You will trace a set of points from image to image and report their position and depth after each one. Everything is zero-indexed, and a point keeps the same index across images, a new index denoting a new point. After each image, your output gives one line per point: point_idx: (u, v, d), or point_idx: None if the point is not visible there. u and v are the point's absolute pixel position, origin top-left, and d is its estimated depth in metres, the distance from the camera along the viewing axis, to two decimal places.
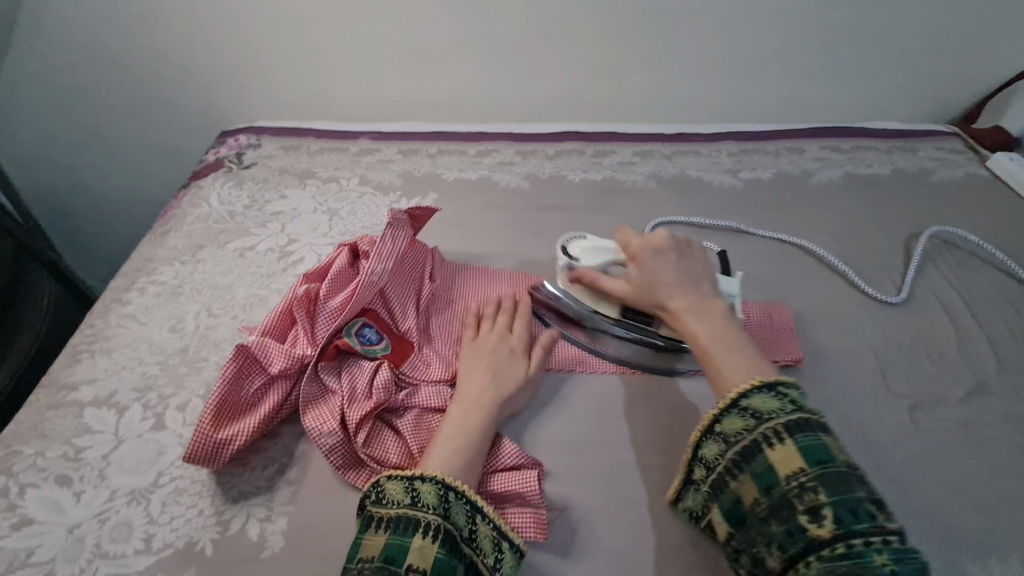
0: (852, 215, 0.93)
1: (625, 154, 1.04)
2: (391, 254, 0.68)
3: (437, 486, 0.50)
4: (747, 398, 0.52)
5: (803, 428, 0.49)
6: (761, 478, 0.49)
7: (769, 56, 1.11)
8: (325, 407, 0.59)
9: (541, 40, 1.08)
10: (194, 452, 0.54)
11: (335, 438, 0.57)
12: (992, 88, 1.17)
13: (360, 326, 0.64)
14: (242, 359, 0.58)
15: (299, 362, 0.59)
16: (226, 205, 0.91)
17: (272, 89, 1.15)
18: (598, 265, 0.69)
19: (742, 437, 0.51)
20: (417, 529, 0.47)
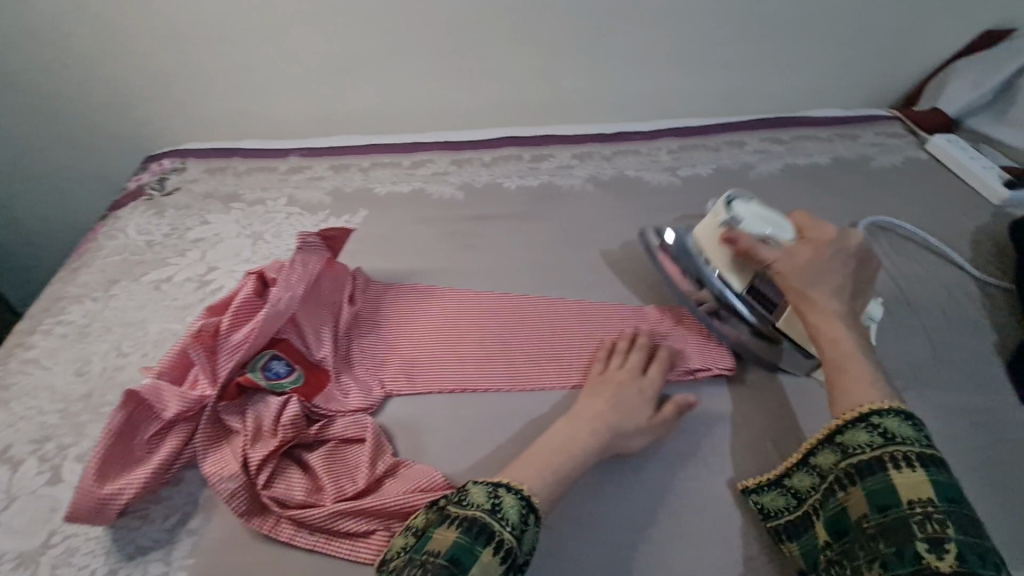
0: (792, 206, 0.91)
1: (564, 157, 1.01)
2: (300, 280, 0.65)
3: (520, 504, 0.49)
4: (880, 416, 0.53)
5: (937, 464, 0.49)
6: (878, 495, 0.49)
7: (706, 49, 1.09)
8: (228, 449, 0.56)
9: (471, 45, 1.05)
10: (76, 509, 0.50)
11: (235, 482, 0.53)
12: (930, 70, 1.16)
13: (267, 359, 0.61)
14: (134, 407, 0.55)
15: (197, 404, 0.56)
16: (145, 234, 0.87)
17: (200, 110, 1.12)
18: (757, 234, 0.66)
19: (865, 452, 0.51)
20: (488, 541, 0.45)
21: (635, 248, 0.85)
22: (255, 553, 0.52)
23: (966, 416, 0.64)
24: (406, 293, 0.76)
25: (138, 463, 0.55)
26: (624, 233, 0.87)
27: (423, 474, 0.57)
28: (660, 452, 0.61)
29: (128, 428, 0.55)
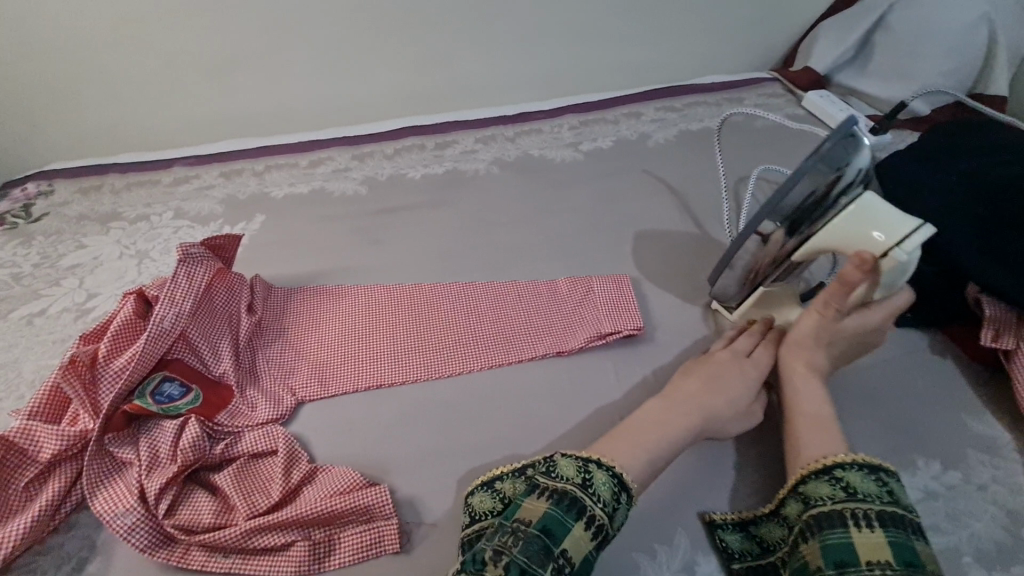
0: (687, 169, 0.95)
1: (467, 143, 1.01)
2: (188, 294, 0.61)
3: (611, 481, 0.48)
4: (843, 470, 0.49)
5: (896, 526, 0.44)
6: (837, 551, 0.44)
7: (595, 26, 1.11)
8: (122, 483, 0.51)
9: (359, 36, 1.01)
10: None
11: (133, 516, 0.50)
12: (801, 32, 1.24)
13: (159, 382, 0.57)
14: (4, 452, 0.50)
15: (78, 440, 0.52)
16: (10, 267, 0.79)
17: (64, 127, 1.02)
18: (885, 277, 0.55)
19: (826, 505, 0.47)
20: (581, 518, 0.45)
21: (542, 224, 0.86)
22: None
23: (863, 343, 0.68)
24: (313, 297, 0.73)
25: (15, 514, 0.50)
26: (531, 211, 0.88)
27: (342, 475, 0.55)
28: (578, 418, 0.62)
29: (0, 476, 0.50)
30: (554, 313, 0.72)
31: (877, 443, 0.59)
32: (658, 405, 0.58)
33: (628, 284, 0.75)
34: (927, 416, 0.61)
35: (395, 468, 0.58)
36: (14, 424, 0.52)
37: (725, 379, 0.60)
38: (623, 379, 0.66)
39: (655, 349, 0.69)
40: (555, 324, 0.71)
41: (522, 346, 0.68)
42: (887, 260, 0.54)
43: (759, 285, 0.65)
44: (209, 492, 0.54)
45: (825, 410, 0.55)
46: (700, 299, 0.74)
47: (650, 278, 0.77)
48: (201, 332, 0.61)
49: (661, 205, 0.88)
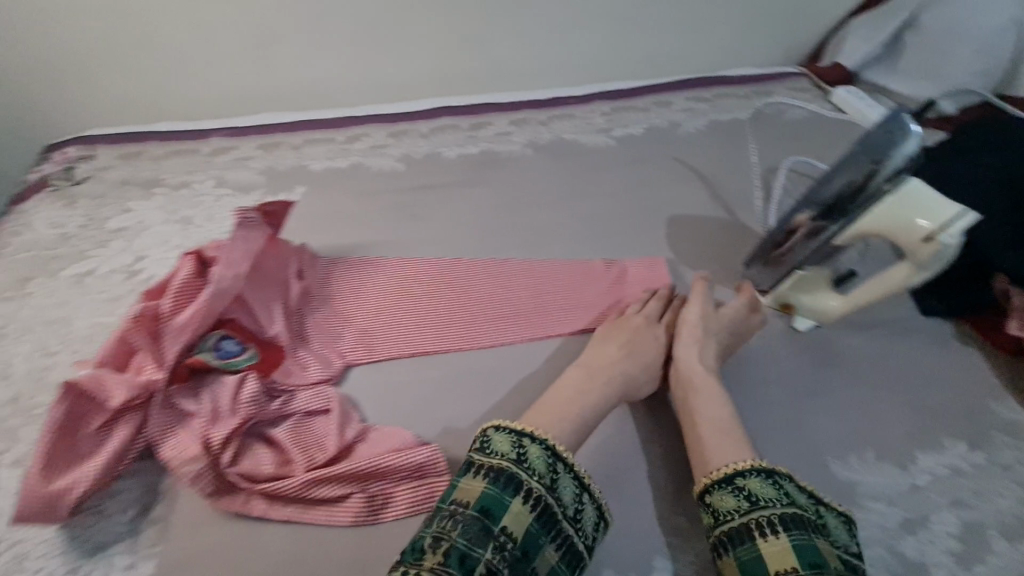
0: (718, 158, 0.97)
1: (501, 124, 1.02)
2: (245, 256, 0.62)
3: (545, 453, 0.50)
4: (742, 478, 0.50)
5: (800, 525, 0.46)
6: (750, 566, 0.45)
7: (629, 14, 1.12)
8: (187, 432, 0.54)
9: (397, 15, 1.02)
10: (23, 511, 0.48)
11: (199, 464, 0.52)
12: (829, 29, 1.26)
13: (218, 339, 0.60)
14: (74, 399, 0.51)
15: (145, 390, 0.53)
16: (56, 228, 0.80)
17: (102, 94, 1.03)
18: (922, 262, 0.57)
19: (732, 518, 0.48)
20: (518, 493, 0.47)
21: (577, 206, 0.87)
22: (224, 533, 0.52)
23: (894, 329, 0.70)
24: (356, 266, 0.75)
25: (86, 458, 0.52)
26: (566, 193, 0.90)
27: (394, 434, 0.57)
28: None
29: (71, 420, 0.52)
30: (592, 292, 0.75)
31: (905, 423, 0.61)
32: (578, 373, 0.61)
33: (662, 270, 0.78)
34: (954, 401, 0.63)
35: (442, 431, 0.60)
36: (82, 371, 0.53)
37: (640, 346, 0.64)
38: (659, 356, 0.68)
39: None
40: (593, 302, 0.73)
41: (561, 322, 0.71)
42: (929, 246, 0.55)
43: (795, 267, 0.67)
44: (268, 445, 0.56)
45: (726, 418, 0.56)
46: (732, 283, 0.76)
47: (685, 263, 0.79)
48: (255, 294, 0.63)
49: (693, 192, 0.90)
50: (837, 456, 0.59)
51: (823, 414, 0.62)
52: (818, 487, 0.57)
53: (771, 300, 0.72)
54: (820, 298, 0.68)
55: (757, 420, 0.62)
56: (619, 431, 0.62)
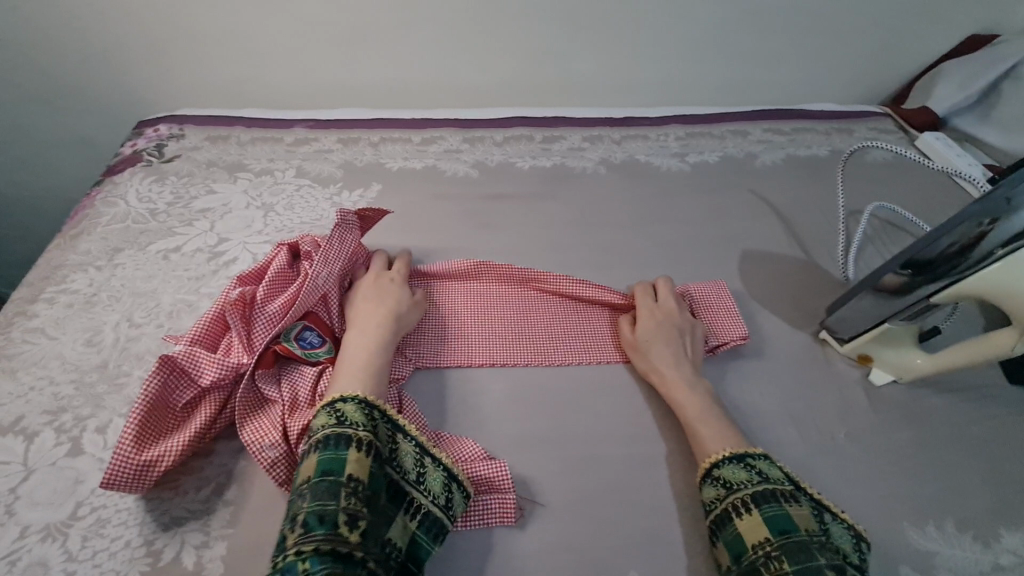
0: (794, 194, 0.94)
1: (575, 140, 1.02)
2: (339, 256, 0.65)
3: (360, 405, 0.52)
4: (718, 467, 0.55)
5: (770, 499, 0.51)
6: (733, 546, 0.50)
7: (713, 38, 1.11)
8: (268, 419, 0.55)
9: (483, 23, 1.03)
10: (113, 477, 0.50)
11: (277, 451, 0.53)
12: (919, 70, 1.21)
13: (300, 331, 0.61)
14: (169, 372, 0.55)
15: (233, 372, 0.56)
16: (146, 203, 0.83)
17: (195, 74, 1.06)
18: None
19: (714, 505, 0.53)
20: (351, 443, 0.49)
21: (647, 230, 0.86)
22: None
23: (984, 394, 0.67)
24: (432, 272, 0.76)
25: (172, 432, 0.54)
26: (637, 216, 0.89)
27: (460, 445, 0.59)
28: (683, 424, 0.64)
29: (163, 393, 0.55)
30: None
31: (988, 497, 0.59)
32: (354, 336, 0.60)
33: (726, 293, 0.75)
34: None
35: (506, 446, 0.61)
36: (178, 347, 0.57)
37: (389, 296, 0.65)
38: (728, 394, 0.66)
39: (762, 369, 0.69)
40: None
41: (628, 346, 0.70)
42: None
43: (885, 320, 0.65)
44: None
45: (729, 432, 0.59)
46: (809, 326, 0.74)
47: (761, 299, 0.77)
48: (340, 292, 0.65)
49: (767, 227, 0.88)
50: (915, 522, 0.57)
51: (900, 475, 0.60)
52: (894, 553, 0.54)
53: (846, 350, 0.70)
54: (905, 353, 0.66)
55: (830, 474, 0.60)
56: (631, 460, 0.60)
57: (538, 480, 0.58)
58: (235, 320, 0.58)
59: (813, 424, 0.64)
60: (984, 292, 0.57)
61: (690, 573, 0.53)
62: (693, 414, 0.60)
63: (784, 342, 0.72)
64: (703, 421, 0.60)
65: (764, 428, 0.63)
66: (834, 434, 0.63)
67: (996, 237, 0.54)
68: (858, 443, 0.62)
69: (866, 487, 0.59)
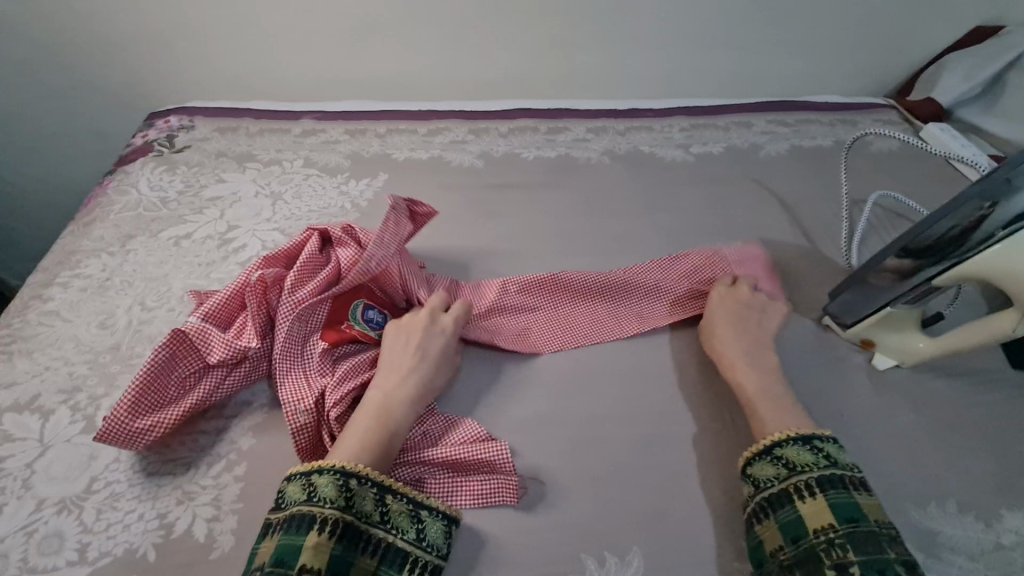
0: (798, 184, 0.95)
1: (579, 131, 1.03)
2: (391, 243, 0.65)
3: (335, 477, 0.49)
4: (781, 447, 0.54)
5: (837, 485, 0.51)
6: (789, 527, 0.50)
7: (717, 30, 1.11)
8: (303, 385, 0.58)
9: (489, 16, 1.04)
10: (105, 434, 0.53)
11: (306, 417, 0.56)
12: (924, 63, 1.22)
13: (362, 308, 0.64)
14: (178, 344, 0.57)
15: (241, 353, 0.58)
16: (157, 191, 0.84)
17: (204, 67, 1.08)
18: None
19: (772, 485, 0.53)
20: (314, 526, 0.46)
21: (651, 219, 0.87)
22: None
23: (988, 378, 0.67)
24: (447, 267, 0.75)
25: (171, 399, 0.57)
26: (641, 205, 0.90)
27: (463, 428, 0.60)
28: (686, 407, 0.64)
29: (169, 364, 0.57)
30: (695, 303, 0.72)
31: (991, 479, 0.59)
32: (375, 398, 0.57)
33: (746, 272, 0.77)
34: None
35: (510, 428, 0.61)
36: (190, 319, 0.59)
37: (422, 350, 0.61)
38: None
39: None
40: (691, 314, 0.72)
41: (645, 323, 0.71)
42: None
43: (884, 305, 0.65)
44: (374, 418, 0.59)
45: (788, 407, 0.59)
46: (812, 312, 0.74)
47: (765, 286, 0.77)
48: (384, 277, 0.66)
49: (771, 216, 0.89)
50: (917, 502, 0.57)
51: (903, 458, 0.60)
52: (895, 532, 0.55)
53: (848, 335, 0.70)
54: (906, 338, 0.66)
55: None
56: (634, 441, 0.61)
57: (542, 460, 0.59)
58: (252, 299, 0.60)
59: (816, 408, 0.64)
60: (985, 274, 0.58)
61: (692, 551, 0.54)
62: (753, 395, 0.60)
63: (787, 326, 0.72)
64: (762, 400, 0.60)
65: None
66: (835, 417, 0.63)
67: (999, 217, 0.56)
68: (861, 427, 0.63)
69: (869, 469, 0.59)
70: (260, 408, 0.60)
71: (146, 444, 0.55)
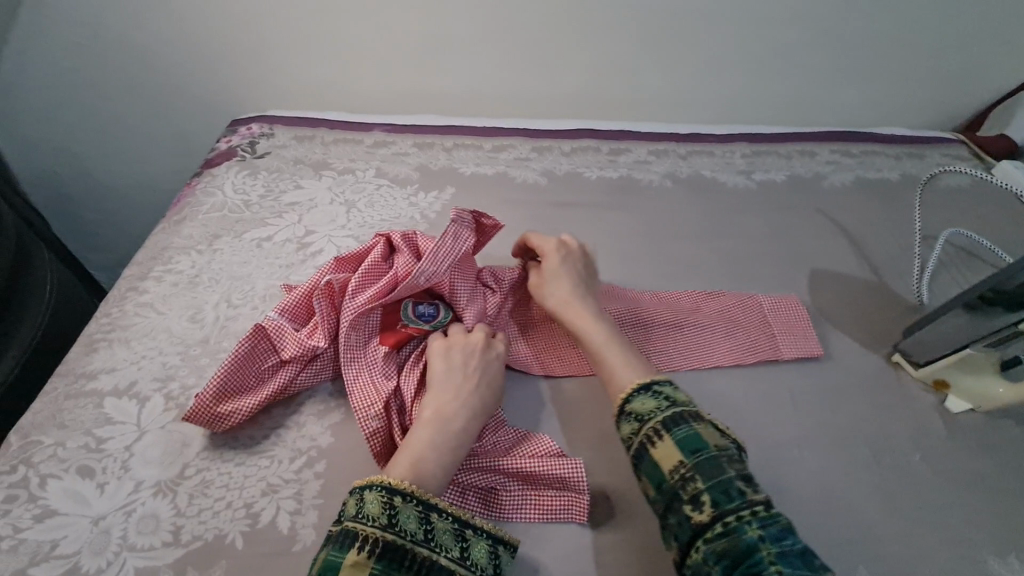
0: (864, 217, 0.94)
1: (641, 153, 1.04)
2: (448, 255, 0.65)
3: (382, 494, 0.49)
4: (630, 401, 0.55)
5: (678, 421, 0.52)
6: (651, 476, 0.50)
7: (783, 58, 1.11)
8: (371, 388, 0.60)
9: (556, 38, 1.07)
10: (193, 414, 0.57)
11: (379, 422, 0.58)
12: (995, 98, 1.19)
13: (413, 306, 0.67)
14: (257, 339, 0.60)
15: (312, 352, 0.61)
16: (240, 194, 0.89)
17: (284, 78, 1.14)
18: None
19: (630, 438, 0.53)
20: (353, 543, 0.45)
21: (713, 245, 0.88)
22: None
23: None
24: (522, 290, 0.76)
25: (249, 388, 0.60)
26: (703, 231, 0.90)
27: (531, 441, 0.61)
28: (753, 436, 0.64)
29: (249, 357, 0.60)
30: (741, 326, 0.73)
31: None
32: (431, 418, 0.57)
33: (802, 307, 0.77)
34: None
35: (575, 444, 0.63)
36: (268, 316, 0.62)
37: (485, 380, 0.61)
38: (798, 409, 0.66)
39: (833, 386, 0.69)
40: (742, 337, 0.72)
41: (709, 354, 0.70)
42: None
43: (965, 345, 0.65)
44: None
45: None
46: (880, 348, 0.73)
47: (830, 318, 0.77)
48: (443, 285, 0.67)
49: (836, 247, 0.88)
50: (994, 551, 0.56)
51: (980, 503, 0.59)
52: None
53: (920, 375, 0.68)
54: (985, 381, 0.65)
55: (904, 496, 0.59)
56: None
57: (609, 478, 0.60)
58: (321, 305, 0.62)
59: (887, 448, 0.63)
60: None
61: None
62: (601, 343, 0.62)
63: (855, 362, 0.71)
64: (610, 349, 0.62)
65: (835, 446, 0.63)
66: (907, 457, 0.62)
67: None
68: (935, 469, 0.61)
69: (943, 514, 0.58)
70: (338, 407, 0.62)
71: (229, 426, 0.58)
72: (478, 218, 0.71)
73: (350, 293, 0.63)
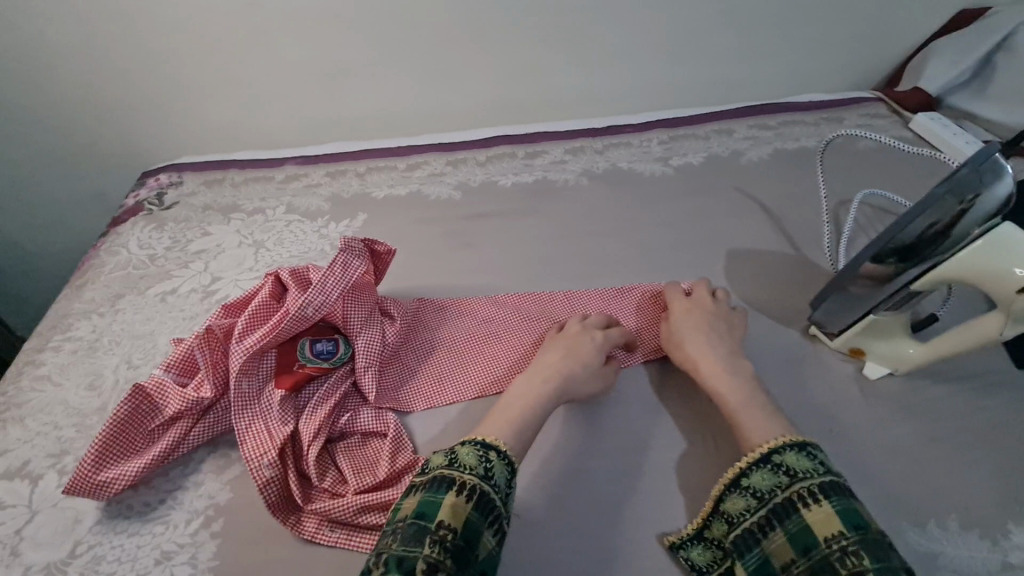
0: (782, 189, 0.93)
1: (556, 153, 1.03)
2: (337, 284, 0.62)
3: (476, 449, 0.52)
4: (780, 454, 0.52)
5: (840, 491, 0.48)
6: (800, 537, 0.47)
7: (690, 41, 1.11)
8: (265, 434, 0.58)
9: (459, 50, 1.06)
10: (74, 486, 0.55)
11: (272, 469, 0.55)
12: (909, 52, 1.19)
13: (310, 343, 0.64)
14: (138, 398, 0.59)
15: (197, 404, 0.59)
16: (146, 248, 0.87)
17: (195, 125, 1.12)
18: None
19: (774, 494, 0.50)
20: (452, 487, 0.48)
21: (630, 237, 0.86)
22: (278, 552, 0.54)
23: (985, 381, 0.64)
24: (431, 312, 0.74)
25: (135, 452, 0.58)
26: (619, 225, 0.89)
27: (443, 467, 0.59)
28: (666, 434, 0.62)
29: (132, 419, 0.58)
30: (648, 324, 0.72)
31: (992, 489, 0.56)
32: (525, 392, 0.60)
33: (709, 292, 0.76)
34: None
35: None
36: (152, 374, 0.61)
37: (581, 351, 0.65)
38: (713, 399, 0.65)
39: (749, 369, 0.67)
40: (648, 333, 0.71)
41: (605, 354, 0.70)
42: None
43: (868, 310, 0.63)
44: (335, 466, 0.59)
45: None
46: (796, 323, 0.72)
47: (745, 298, 0.76)
48: (340, 316, 0.65)
49: (754, 224, 0.87)
50: (916, 519, 0.54)
51: (899, 472, 0.57)
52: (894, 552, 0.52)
53: (836, 344, 0.67)
54: (897, 344, 0.64)
55: None
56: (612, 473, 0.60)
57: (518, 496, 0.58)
58: (206, 356, 0.60)
59: (805, 426, 0.62)
60: (970, 277, 0.55)
61: None
62: (736, 408, 0.58)
63: (772, 341, 0.70)
64: (745, 412, 0.57)
65: None
66: (823, 433, 0.61)
67: (986, 205, 0.53)
68: (854, 443, 0.60)
69: (863, 486, 0.57)
70: (237, 459, 0.60)
71: (115, 494, 0.57)
72: (373, 245, 0.69)
73: (235, 337, 0.60)
